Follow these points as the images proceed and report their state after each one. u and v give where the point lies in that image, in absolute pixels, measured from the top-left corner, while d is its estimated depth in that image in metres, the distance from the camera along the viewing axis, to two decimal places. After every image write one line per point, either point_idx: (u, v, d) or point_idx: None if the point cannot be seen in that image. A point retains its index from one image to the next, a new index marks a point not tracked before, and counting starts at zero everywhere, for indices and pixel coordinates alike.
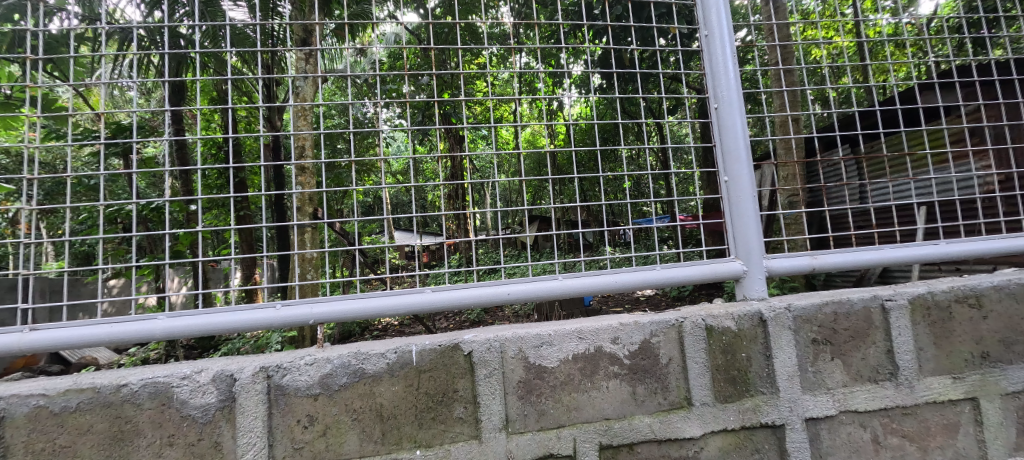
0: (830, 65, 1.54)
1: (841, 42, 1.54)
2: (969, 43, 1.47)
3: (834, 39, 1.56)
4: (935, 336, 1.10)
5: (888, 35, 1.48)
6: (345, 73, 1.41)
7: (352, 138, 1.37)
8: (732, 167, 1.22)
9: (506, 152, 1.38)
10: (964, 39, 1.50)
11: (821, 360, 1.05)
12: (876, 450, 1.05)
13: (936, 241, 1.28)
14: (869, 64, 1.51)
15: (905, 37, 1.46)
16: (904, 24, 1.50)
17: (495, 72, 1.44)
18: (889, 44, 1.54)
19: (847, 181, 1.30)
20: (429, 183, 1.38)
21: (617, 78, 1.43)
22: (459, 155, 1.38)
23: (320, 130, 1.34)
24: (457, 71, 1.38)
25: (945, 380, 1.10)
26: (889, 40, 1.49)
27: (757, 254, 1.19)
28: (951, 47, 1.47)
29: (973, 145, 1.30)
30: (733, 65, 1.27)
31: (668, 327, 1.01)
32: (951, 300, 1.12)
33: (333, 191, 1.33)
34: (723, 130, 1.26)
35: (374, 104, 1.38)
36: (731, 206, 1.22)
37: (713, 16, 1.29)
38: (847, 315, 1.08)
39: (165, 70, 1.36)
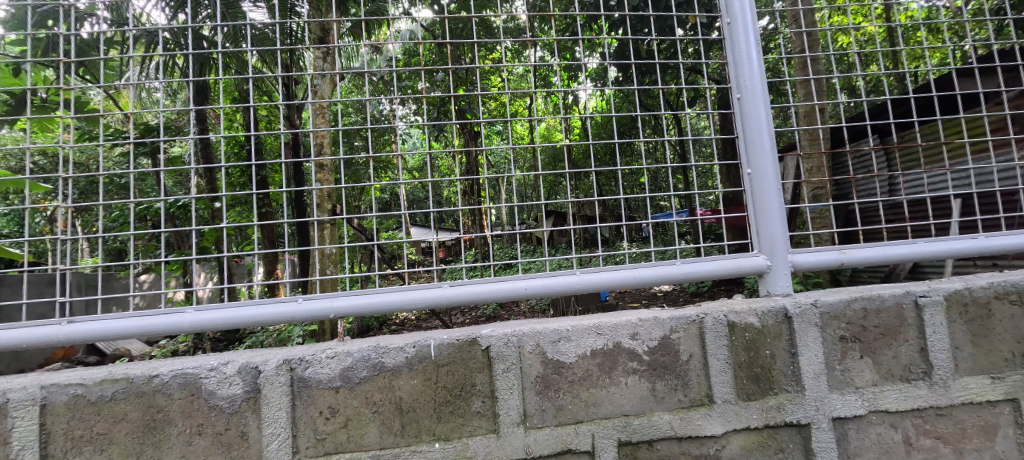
0: (860, 52, 1.48)
1: (871, 28, 1.48)
2: (1010, 26, 1.40)
3: (863, 24, 1.50)
4: (972, 335, 1.06)
5: (923, 19, 1.42)
6: (362, 71, 1.43)
7: (370, 135, 1.39)
8: (755, 159, 1.19)
9: (521, 146, 1.40)
10: (1003, 22, 1.43)
11: (849, 358, 1.02)
12: (907, 452, 1.02)
13: (973, 234, 1.23)
14: (902, 50, 1.44)
15: (942, 21, 1.39)
16: (940, 7, 1.43)
17: (510, 66, 1.43)
18: (924, 28, 1.46)
19: (877, 173, 1.23)
20: (446, 179, 1.39)
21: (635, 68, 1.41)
22: (475, 150, 1.39)
23: (337, 128, 1.36)
24: (472, 67, 1.38)
25: (982, 380, 1.05)
26: (924, 24, 1.42)
27: (782, 247, 1.16)
28: (993, 29, 1.39)
29: (1016, 134, 1.23)
30: (757, 53, 1.23)
31: (689, 322, 0.99)
32: (989, 297, 1.07)
33: (351, 187, 1.33)
34: (746, 120, 1.22)
35: (391, 101, 1.40)
36: (754, 200, 1.19)
37: (735, 2, 1.25)
38: (878, 311, 1.04)
39: (189, 70, 1.38)
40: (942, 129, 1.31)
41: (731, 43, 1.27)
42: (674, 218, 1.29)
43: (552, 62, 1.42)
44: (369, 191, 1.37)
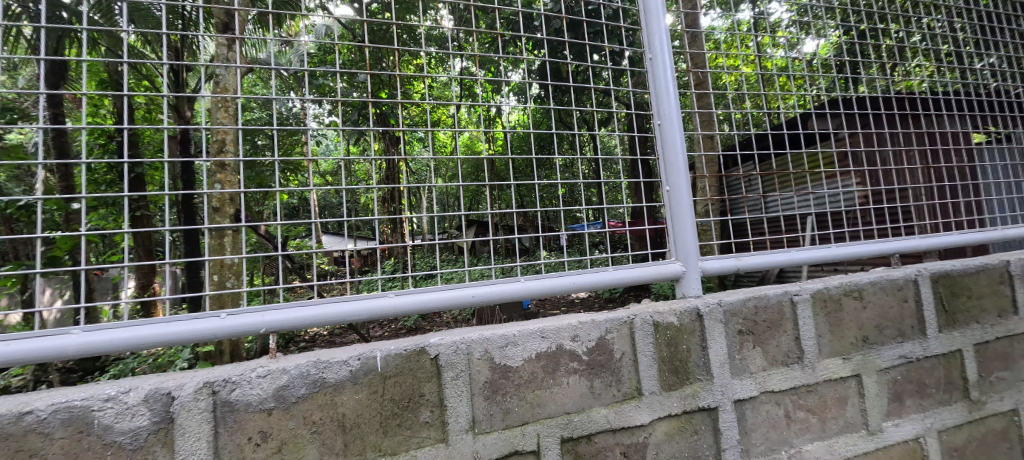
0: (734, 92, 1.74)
1: (742, 72, 1.76)
2: (838, 83, 1.83)
3: (737, 68, 1.78)
4: (830, 324, 1.40)
5: (777, 70, 1.76)
6: (270, 66, 1.29)
7: (276, 136, 1.24)
8: (673, 178, 1.35)
9: (443, 156, 1.38)
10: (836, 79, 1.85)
11: (745, 348, 1.25)
12: (787, 423, 1.28)
13: (827, 245, 1.56)
14: (764, 93, 1.75)
15: (789, 74, 1.74)
16: (789, 61, 1.81)
17: (433, 75, 1.42)
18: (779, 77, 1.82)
19: (760, 193, 1.56)
20: (362, 186, 1.30)
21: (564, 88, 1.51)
22: (395, 158, 1.34)
23: (235, 126, 1.15)
24: (392, 72, 1.33)
25: (837, 361, 1.39)
26: (778, 74, 1.77)
27: (693, 255, 1.33)
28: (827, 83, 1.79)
29: (851, 166, 1.58)
30: (673, 86, 1.41)
31: (621, 323, 1.09)
32: (840, 293, 1.43)
33: (254, 191, 1.18)
34: (665, 143, 1.39)
35: (302, 100, 1.29)
36: (672, 213, 1.35)
37: (656, 40, 1.43)
38: (766, 308, 1.30)
39: (42, 45, 1.13)
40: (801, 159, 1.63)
41: (653, 75, 1.44)
42: (587, 229, 1.44)
43: (475, 76, 1.48)
44: (274, 197, 1.21)
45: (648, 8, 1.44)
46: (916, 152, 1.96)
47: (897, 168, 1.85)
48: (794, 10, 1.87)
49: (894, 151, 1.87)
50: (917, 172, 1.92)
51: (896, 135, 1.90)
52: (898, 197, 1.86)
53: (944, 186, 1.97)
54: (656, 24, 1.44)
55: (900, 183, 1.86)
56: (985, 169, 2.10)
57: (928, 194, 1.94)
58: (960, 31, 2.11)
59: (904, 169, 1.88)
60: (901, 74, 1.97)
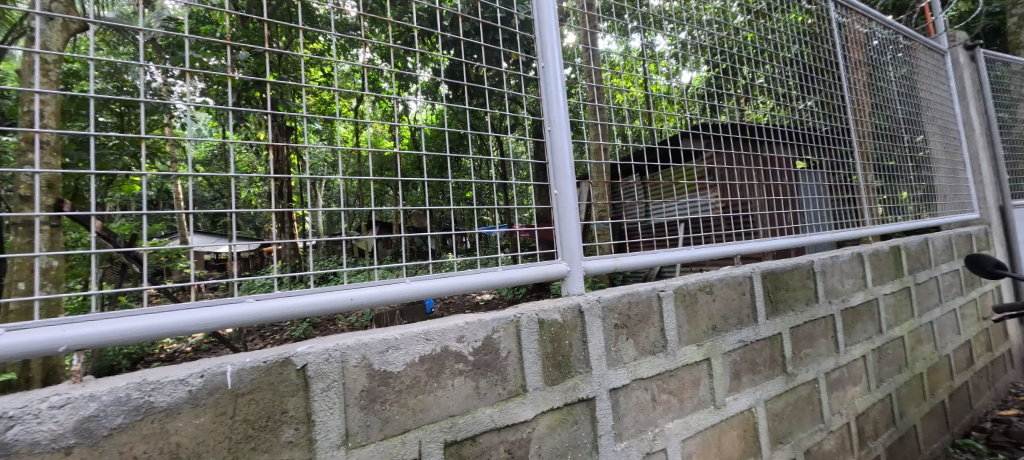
0: (629, 109, 1.92)
1: (635, 92, 1.97)
2: (705, 112, 2.17)
3: (631, 89, 1.97)
4: (686, 316, 1.58)
5: (661, 94, 2.02)
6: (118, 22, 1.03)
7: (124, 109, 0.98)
8: (561, 182, 1.41)
9: (342, 148, 1.27)
10: (704, 108, 2.19)
11: (619, 340, 1.34)
12: (653, 405, 1.41)
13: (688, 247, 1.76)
14: (652, 113, 1.98)
15: (668, 97, 2.02)
16: (670, 88, 2.08)
17: (337, 62, 1.30)
18: (664, 99, 2.08)
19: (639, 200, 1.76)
20: (244, 176, 1.11)
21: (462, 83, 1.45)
22: (287, 145, 1.17)
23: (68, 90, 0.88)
24: (291, 51, 1.17)
25: (692, 347, 1.58)
26: (662, 97, 2.02)
27: (577, 255, 1.39)
28: (696, 110, 2.12)
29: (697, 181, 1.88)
30: (562, 96, 1.50)
31: (507, 322, 1.09)
32: (695, 289, 1.63)
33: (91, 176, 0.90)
34: (553, 148, 1.45)
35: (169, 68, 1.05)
36: (559, 215, 1.40)
37: (549, 52, 1.53)
38: (637, 304, 1.41)
39: None
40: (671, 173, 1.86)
41: (545, 83, 1.53)
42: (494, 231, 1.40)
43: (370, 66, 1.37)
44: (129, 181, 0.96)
45: (541, 21, 1.53)
46: (755, 171, 2.36)
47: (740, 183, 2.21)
48: (673, 44, 2.15)
49: (740, 169, 2.23)
50: (756, 187, 2.32)
51: (739, 156, 2.26)
52: (741, 207, 2.23)
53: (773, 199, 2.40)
54: (549, 36, 1.53)
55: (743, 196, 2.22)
56: (801, 189, 2.61)
57: (765, 205, 2.34)
58: (787, 77, 2.64)
59: (746, 184, 2.24)
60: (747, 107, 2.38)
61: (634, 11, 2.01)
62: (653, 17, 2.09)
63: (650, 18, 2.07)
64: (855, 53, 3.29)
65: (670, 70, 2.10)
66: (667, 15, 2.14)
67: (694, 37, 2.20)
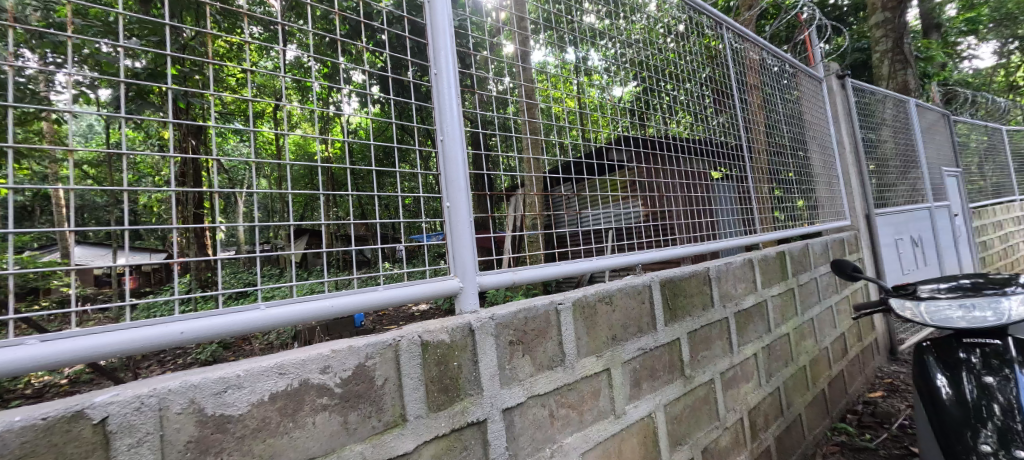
0: (563, 120, 2.10)
1: (568, 103, 2.14)
2: (626, 127, 2.40)
3: (566, 101, 2.15)
4: (586, 327, 1.59)
5: (587, 109, 2.22)
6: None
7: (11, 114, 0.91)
8: (453, 194, 1.35)
9: (264, 161, 1.27)
10: (626, 123, 2.42)
11: (515, 357, 1.30)
12: (551, 421, 1.39)
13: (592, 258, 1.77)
14: (581, 124, 2.18)
15: (592, 113, 2.23)
16: (598, 101, 2.30)
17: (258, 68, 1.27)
18: (593, 112, 2.28)
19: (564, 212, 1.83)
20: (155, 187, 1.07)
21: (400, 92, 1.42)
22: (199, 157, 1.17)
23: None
24: (204, 60, 1.13)
25: (591, 359, 1.59)
26: (588, 111, 2.23)
27: (471, 270, 1.33)
28: (619, 124, 2.35)
29: (612, 196, 2.03)
30: (456, 106, 1.42)
31: (385, 347, 1.00)
32: (595, 300, 1.65)
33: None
34: (447, 160, 1.38)
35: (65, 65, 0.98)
36: (450, 228, 1.34)
37: (442, 57, 1.42)
38: (534, 318, 1.39)
39: None
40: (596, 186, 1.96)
41: (438, 90, 1.42)
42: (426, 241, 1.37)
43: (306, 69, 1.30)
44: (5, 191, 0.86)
45: (433, 26, 1.42)
46: (672, 182, 2.60)
47: (655, 193, 2.44)
48: (605, 60, 2.39)
49: (659, 180, 2.45)
50: (670, 197, 2.56)
51: (655, 167, 2.51)
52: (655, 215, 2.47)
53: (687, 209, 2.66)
54: (441, 40, 1.42)
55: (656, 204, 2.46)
56: (714, 197, 2.92)
57: (678, 214, 2.59)
58: (695, 97, 2.97)
59: (660, 193, 2.49)
60: (663, 123, 2.65)
61: (572, 28, 2.22)
62: (586, 35, 2.32)
63: (584, 36, 2.30)
64: (749, 78, 3.63)
65: (601, 85, 2.34)
66: (600, 34, 2.38)
67: (620, 57, 2.48)
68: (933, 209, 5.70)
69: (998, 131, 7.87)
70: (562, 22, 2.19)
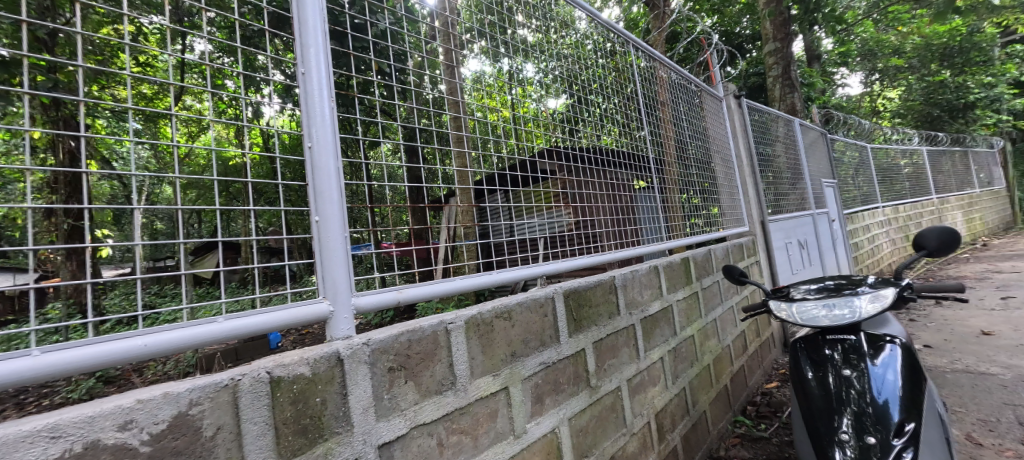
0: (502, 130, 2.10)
1: (504, 113, 2.15)
2: (557, 139, 2.46)
3: (502, 111, 2.16)
4: (482, 346, 1.52)
5: (520, 120, 2.24)
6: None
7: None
8: (323, 206, 1.20)
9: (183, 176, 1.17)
10: (557, 135, 2.47)
11: (396, 385, 1.20)
12: (439, 451, 1.29)
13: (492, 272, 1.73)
14: (518, 135, 2.20)
15: (526, 122, 2.25)
16: (533, 112, 2.33)
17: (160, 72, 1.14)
18: (528, 122, 2.30)
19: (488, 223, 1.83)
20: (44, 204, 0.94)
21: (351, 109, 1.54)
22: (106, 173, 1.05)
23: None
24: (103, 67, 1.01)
25: (488, 379, 1.52)
26: (523, 121, 2.25)
27: (344, 292, 1.21)
28: (550, 137, 2.40)
29: (538, 206, 2.07)
30: (329, 111, 1.28)
31: (217, 389, 0.88)
32: (492, 317, 1.59)
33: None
34: (316, 168, 1.22)
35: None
36: (320, 245, 1.19)
37: (311, 55, 1.27)
38: (419, 340, 1.29)
39: None
40: (517, 198, 1.98)
41: (306, 92, 1.26)
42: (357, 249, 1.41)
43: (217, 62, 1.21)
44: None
45: (302, 21, 1.28)
46: (598, 192, 2.70)
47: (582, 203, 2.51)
48: (539, 73, 2.45)
49: (584, 191, 2.52)
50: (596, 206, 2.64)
51: (583, 176, 2.58)
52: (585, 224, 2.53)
53: (613, 217, 2.78)
54: (310, 36, 1.28)
55: (585, 213, 2.53)
56: (637, 208, 3.10)
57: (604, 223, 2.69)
58: (614, 109, 3.10)
59: (587, 203, 2.57)
60: (588, 135, 2.76)
61: (506, 40, 2.23)
62: (522, 47, 2.36)
63: (519, 49, 2.34)
64: (661, 94, 3.86)
65: (537, 97, 2.40)
66: (535, 48, 2.45)
67: (553, 71, 2.55)
68: (814, 216, 6.42)
69: (864, 149, 9.12)
70: (497, 33, 2.20)
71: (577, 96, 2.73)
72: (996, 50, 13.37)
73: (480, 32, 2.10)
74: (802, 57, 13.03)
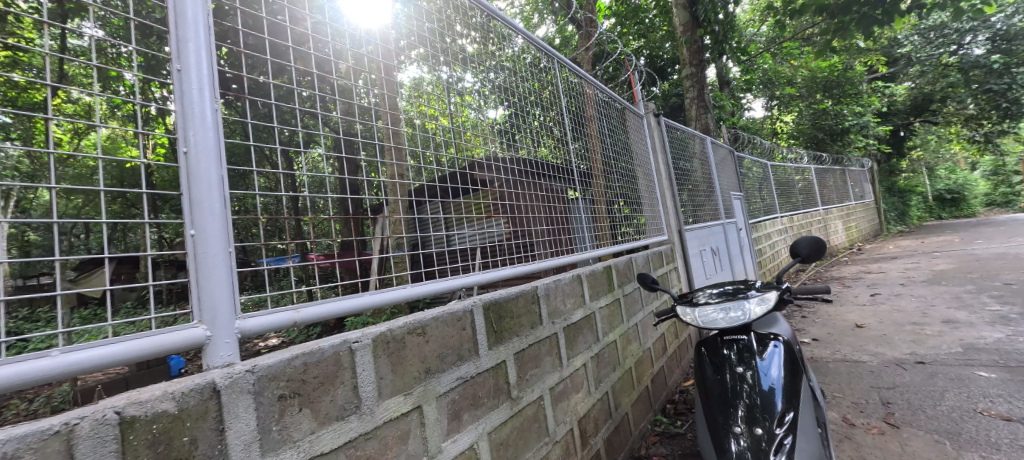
0: (439, 139, 2.05)
1: (443, 121, 2.11)
2: (495, 149, 2.46)
3: (441, 119, 2.11)
4: (392, 364, 1.45)
5: (459, 128, 2.20)
6: None
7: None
8: (200, 219, 1.07)
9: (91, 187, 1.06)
10: (495, 146, 2.47)
11: (288, 414, 1.12)
12: None
13: (403, 287, 1.69)
14: (455, 144, 2.16)
15: (465, 131, 2.22)
16: (472, 121, 2.31)
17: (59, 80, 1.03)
18: (467, 131, 2.28)
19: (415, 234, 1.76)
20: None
21: (247, 111, 1.41)
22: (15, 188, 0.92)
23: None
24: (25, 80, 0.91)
25: (398, 399, 1.44)
26: (462, 130, 2.22)
27: (226, 314, 1.09)
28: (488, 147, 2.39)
29: (469, 217, 2.03)
30: (212, 113, 1.15)
31: (45, 437, 0.80)
32: (403, 333, 1.52)
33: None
34: (193, 176, 1.09)
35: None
36: (196, 263, 1.07)
37: (190, 49, 1.13)
38: (317, 363, 1.21)
39: None
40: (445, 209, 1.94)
41: (182, 91, 1.12)
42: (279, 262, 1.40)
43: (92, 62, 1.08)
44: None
45: (178, 12, 1.13)
46: (533, 201, 2.72)
47: (518, 212, 2.51)
48: (479, 83, 2.45)
49: (518, 200, 2.52)
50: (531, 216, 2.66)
51: (518, 186, 2.59)
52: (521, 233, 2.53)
53: (547, 227, 2.82)
54: (189, 29, 1.14)
55: (522, 223, 2.54)
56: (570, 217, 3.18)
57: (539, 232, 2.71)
58: (548, 121, 3.16)
59: (524, 213, 2.57)
60: (524, 146, 2.79)
61: (442, 48, 2.20)
62: (461, 57, 2.36)
63: (457, 59, 2.32)
64: (590, 110, 4.00)
65: (476, 107, 2.39)
66: (474, 58, 2.45)
67: (493, 82, 2.57)
68: (726, 226, 7.00)
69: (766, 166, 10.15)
70: (433, 40, 2.15)
71: (515, 107, 2.75)
72: (863, 84, 15.60)
73: (418, 38, 2.05)
74: (714, 82, 14.33)
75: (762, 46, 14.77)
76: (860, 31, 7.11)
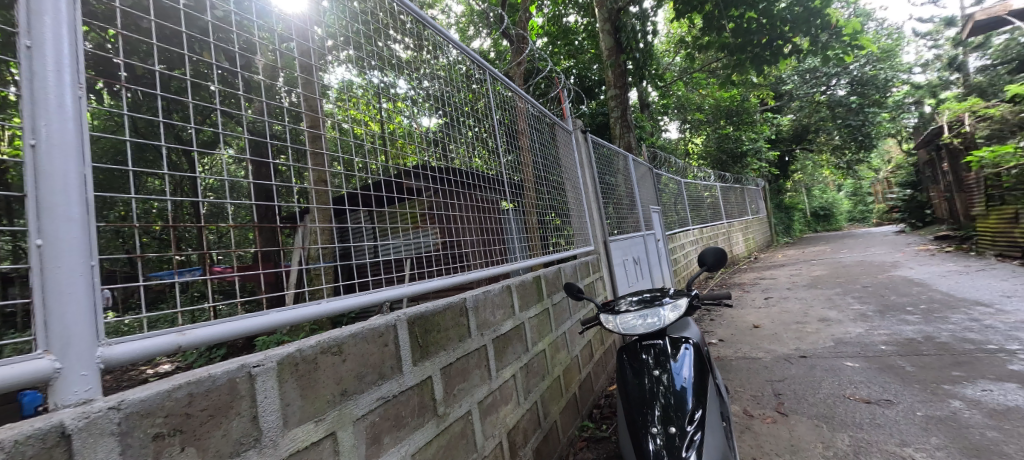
0: (368, 145, 1.92)
1: (372, 126, 1.99)
2: (428, 158, 2.37)
3: (370, 124, 1.99)
4: (301, 389, 1.32)
5: (389, 133, 2.09)
6: None
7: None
8: (51, 226, 0.89)
9: None
10: (428, 154, 2.38)
11: (166, 455, 0.98)
12: None
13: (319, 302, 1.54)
14: (385, 150, 2.04)
15: (395, 136, 2.11)
16: (404, 126, 2.21)
17: None
18: (399, 137, 2.17)
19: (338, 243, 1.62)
20: None
21: (124, 101, 1.21)
22: None
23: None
24: None
25: (307, 426, 1.32)
26: (392, 135, 2.11)
27: (83, 341, 0.91)
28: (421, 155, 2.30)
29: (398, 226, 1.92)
30: (71, 100, 0.96)
31: None
32: (316, 353, 1.39)
33: None
34: (44, 174, 0.90)
35: None
36: (43, 279, 0.88)
37: (43, 23, 0.93)
38: (206, 393, 1.08)
39: None
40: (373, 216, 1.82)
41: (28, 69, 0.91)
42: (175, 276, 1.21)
43: None
44: None
45: None
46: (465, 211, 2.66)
47: (450, 222, 2.43)
48: (412, 89, 2.36)
49: (450, 210, 2.45)
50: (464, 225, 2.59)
51: (451, 195, 2.52)
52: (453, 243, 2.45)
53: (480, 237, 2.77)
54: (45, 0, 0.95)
55: (453, 233, 2.46)
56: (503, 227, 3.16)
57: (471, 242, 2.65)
58: (480, 131, 3.13)
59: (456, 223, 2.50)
60: (458, 154, 2.72)
61: (371, 49, 2.09)
62: (393, 61, 2.26)
63: (388, 62, 2.22)
64: (520, 122, 4.03)
65: (409, 114, 2.29)
66: (407, 64, 2.37)
67: (427, 89, 2.49)
68: (646, 237, 7.41)
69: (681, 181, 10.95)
70: (361, 40, 2.03)
71: (449, 116, 2.69)
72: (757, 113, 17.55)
73: (344, 38, 1.94)
74: (635, 103, 15.28)
75: (676, 73, 16.03)
76: (753, 68, 7.99)
